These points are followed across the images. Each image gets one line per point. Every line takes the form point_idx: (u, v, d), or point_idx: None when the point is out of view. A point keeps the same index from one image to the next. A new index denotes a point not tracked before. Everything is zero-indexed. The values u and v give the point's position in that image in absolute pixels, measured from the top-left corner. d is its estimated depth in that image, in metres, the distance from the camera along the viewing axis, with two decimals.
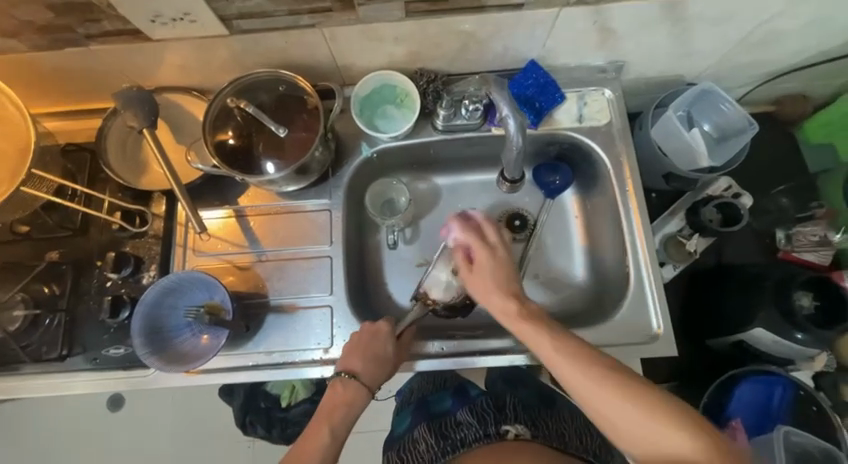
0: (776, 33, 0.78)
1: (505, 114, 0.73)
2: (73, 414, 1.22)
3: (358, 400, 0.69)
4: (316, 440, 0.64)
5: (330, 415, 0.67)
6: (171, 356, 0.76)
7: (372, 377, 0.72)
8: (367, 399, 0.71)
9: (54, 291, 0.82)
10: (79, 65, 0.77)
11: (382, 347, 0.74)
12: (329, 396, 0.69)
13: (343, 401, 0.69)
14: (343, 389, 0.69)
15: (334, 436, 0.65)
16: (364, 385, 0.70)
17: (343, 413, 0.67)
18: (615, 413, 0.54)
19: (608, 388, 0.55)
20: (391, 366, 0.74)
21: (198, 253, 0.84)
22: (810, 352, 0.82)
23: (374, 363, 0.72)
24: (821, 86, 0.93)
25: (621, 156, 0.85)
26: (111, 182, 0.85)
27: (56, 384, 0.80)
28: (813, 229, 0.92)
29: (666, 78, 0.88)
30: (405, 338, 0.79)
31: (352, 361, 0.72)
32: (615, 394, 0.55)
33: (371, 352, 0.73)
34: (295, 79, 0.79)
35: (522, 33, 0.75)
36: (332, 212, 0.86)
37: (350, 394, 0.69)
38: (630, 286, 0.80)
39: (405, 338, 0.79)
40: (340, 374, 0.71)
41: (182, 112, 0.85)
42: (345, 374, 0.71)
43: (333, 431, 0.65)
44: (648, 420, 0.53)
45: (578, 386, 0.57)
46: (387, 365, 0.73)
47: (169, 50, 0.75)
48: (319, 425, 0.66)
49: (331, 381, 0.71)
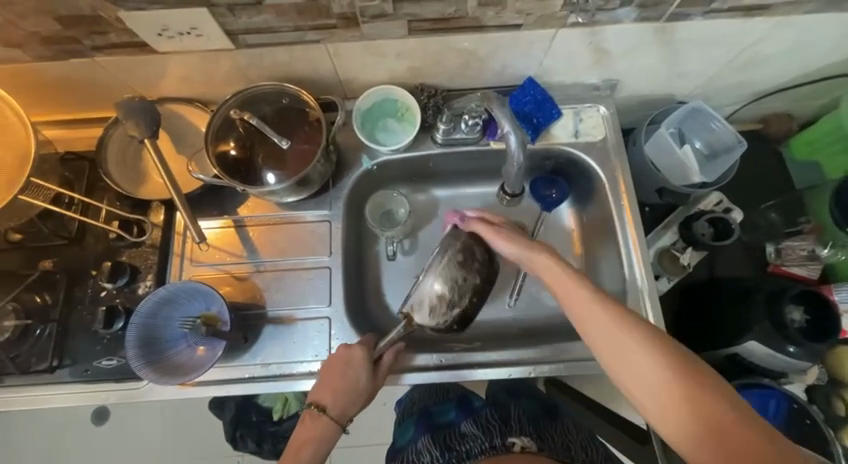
0: (763, 56, 0.81)
1: (506, 131, 0.76)
2: (56, 428, 1.18)
3: (326, 437, 0.67)
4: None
5: (298, 449, 0.65)
6: (165, 368, 0.75)
7: (344, 410, 0.69)
8: (338, 434, 0.68)
9: (46, 301, 0.80)
10: (83, 75, 0.78)
11: (354, 377, 0.71)
12: (297, 432, 0.67)
13: (311, 436, 0.66)
14: (311, 424, 0.67)
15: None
16: (334, 419, 0.68)
17: (312, 449, 0.65)
18: (635, 374, 0.56)
19: (637, 347, 0.56)
20: (364, 399, 0.71)
21: (195, 263, 0.84)
22: (802, 365, 0.83)
23: (346, 396, 0.70)
24: (805, 106, 0.97)
25: (617, 171, 0.87)
26: (110, 190, 0.85)
27: (43, 398, 0.78)
28: (802, 243, 0.94)
29: (657, 96, 0.91)
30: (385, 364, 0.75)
31: (322, 394, 0.69)
32: (639, 355, 0.56)
33: (342, 383, 0.70)
34: (299, 92, 0.80)
35: (520, 52, 0.77)
36: (331, 222, 0.86)
37: (319, 429, 0.67)
38: (626, 299, 0.81)
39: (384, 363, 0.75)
40: (310, 407, 0.69)
41: (184, 122, 0.85)
42: (314, 406, 0.68)
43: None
44: (668, 380, 0.54)
45: (592, 327, 0.60)
46: (359, 397, 0.70)
47: (173, 62, 0.76)
48: (288, 461, 0.64)
49: (302, 413, 0.69)
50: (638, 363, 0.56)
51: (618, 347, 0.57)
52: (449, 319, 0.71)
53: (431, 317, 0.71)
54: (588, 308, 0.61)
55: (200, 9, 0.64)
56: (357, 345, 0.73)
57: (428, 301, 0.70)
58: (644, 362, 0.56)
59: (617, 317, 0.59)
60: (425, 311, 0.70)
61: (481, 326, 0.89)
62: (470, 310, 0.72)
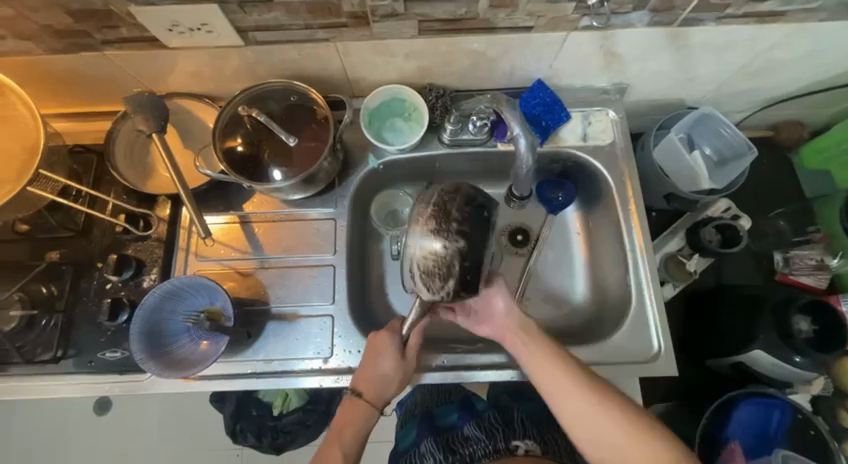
0: (777, 62, 0.80)
1: (515, 133, 0.75)
2: (58, 417, 1.19)
3: (366, 419, 0.70)
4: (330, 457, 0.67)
5: (342, 430, 0.69)
6: (175, 358, 0.76)
7: (378, 396, 0.71)
8: (376, 416, 0.71)
9: (52, 293, 0.81)
10: (93, 69, 0.78)
11: (383, 364, 0.71)
12: (341, 415, 0.70)
13: (352, 419, 0.70)
14: (350, 408, 0.71)
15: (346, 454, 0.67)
16: (371, 404, 0.71)
17: (354, 430, 0.69)
18: (581, 418, 0.62)
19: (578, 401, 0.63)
20: (396, 385, 0.72)
21: (199, 258, 0.84)
22: (808, 376, 0.82)
23: (380, 383, 0.71)
24: (818, 114, 0.96)
25: (624, 175, 0.86)
26: (117, 184, 0.85)
27: (48, 387, 0.79)
28: (810, 253, 0.94)
29: (667, 101, 0.90)
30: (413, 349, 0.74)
31: (358, 380, 0.71)
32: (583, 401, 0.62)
33: (373, 371, 0.71)
34: (308, 90, 0.80)
35: (530, 54, 0.77)
36: (336, 221, 0.86)
37: (358, 413, 0.70)
38: (631, 304, 0.81)
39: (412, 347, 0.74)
40: (350, 392, 0.72)
41: (192, 117, 0.86)
42: (352, 392, 0.72)
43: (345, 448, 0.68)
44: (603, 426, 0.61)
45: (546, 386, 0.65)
46: (391, 383, 0.72)
47: (182, 57, 0.76)
48: (333, 443, 0.68)
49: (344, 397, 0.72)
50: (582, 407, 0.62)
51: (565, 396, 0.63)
52: (449, 287, 0.63)
53: (430, 292, 0.64)
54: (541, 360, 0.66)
55: (211, 6, 0.64)
56: (384, 332, 0.73)
57: (419, 276, 0.64)
58: (588, 406, 0.62)
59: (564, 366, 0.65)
60: (422, 287, 0.64)
61: None
62: (468, 276, 0.62)
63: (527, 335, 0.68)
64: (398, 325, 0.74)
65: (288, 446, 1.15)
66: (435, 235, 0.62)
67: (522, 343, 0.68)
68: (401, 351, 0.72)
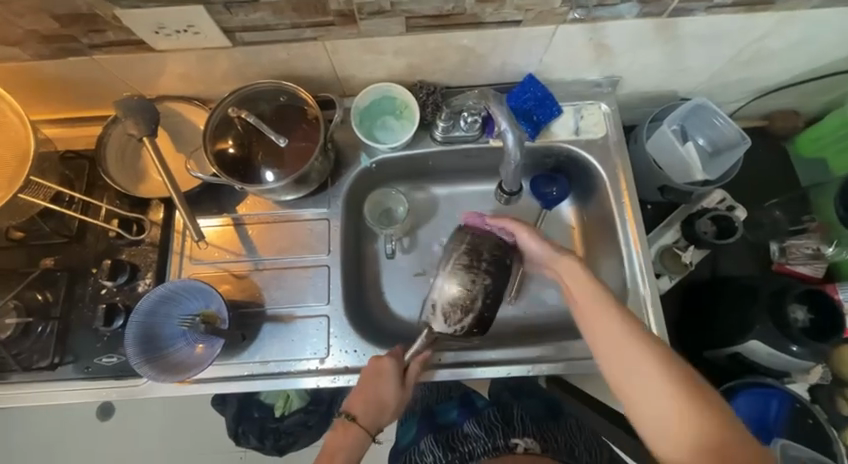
0: (768, 51, 0.80)
1: (503, 128, 0.75)
2: (60, 423, 1.20)
3: (356, 447, 0.67)
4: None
5: (331, 457, 0.65)
6: (170, 363, 0.76)
7: (372, 421, 0.69)
8: (366, 446, 0.68)
9: (48, 299, 0.81)
10: (81, 74, 0.78)
11: (384, 389, 0.71)
12: (330, 441, 0.67)
13: (342, 445, 0.66)
14: (343, 433, 0.68)
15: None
16: (363, 428, 0.68)
17: (340, 460, 0.65)
18: (632, 381, 0.57)
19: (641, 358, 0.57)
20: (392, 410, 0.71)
21: (194, 261, 0.84)
22: (805, 364, 0.82)
23: (375, 407, 0.70)
24: (811, 102, 0.95)
25: (618, 169, 0.86)
26: (109, 189, 0.85)
27: (45, 394, 0.79)
28: (806, 241, 0.93)
29: (660, 93, 0.90)
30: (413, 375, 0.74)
31: (354, 402, 0.70)
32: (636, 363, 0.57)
33: (373, 394, 0.70)
34: (297, 90, 0.79)
35: (520, 48, 0.76)
36: (330, 221, 0.86)
37: (350, 438, 0.67)
38: (627, 299, 0.81)
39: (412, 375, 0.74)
40: (342, 416, 0.69)
41: (183, 120, 0.85)
42: (345, 415, 0.69)
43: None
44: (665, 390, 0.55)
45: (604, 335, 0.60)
46: (387, 409, 0.70)
47: (170, 60, 0.75)
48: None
49: (334, 421, 0.70)
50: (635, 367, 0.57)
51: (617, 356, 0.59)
52: (466, 323, 0.71)
53: (447, 323, 0.72)
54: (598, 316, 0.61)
55: (196, 7, 0.64)
56: (387, 356, 0.73)
57: (442, 308, 0.72)
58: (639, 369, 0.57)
59: (623, 326, 0.59)
60: (440, 318, 0.72)
61: None
62: (485, 313, 0.72)
63: (581, 281, 0.65)
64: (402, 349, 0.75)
65: (290, 448, 1.15)
66: (464, 272, 0.71)
67: (578, 291, 0.65)
68: (402, 376, 0.73)
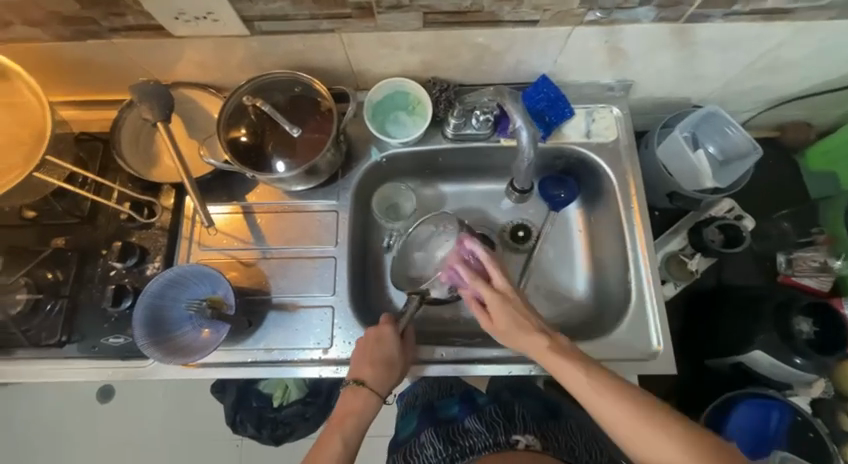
0: (784, 61, 0.79)
1: (518, 125, 0.76)
2: (61, 403, 1.21)
3: (368, 409, 0.69)
4: (328, 447, 0.65)
5: (342, 421, 0.68)
6: (179, 341, 0.77)
7: (382, 384, 0.71)
8: (377, 407, 0.70)
9: (58, 278, 0.82)
10: (100, 57, 0.79)
11: (389, 350, 0.73)
12: (343, 405, 0.69)
13: (353, 409, 0.69)
14: (352, 398, 0.69)
15: (345, 445, 0.66)
16: (374, 391, 0.70)
17: (353, 423, 0.68)
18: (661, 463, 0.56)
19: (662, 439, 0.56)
20: (400, 372, 0.73)
21: (202, 247, 0.85)
22: (808, 377, 0.82)
23: (384, 371, 0.72)
24: (825, 114, 0.95)
25: (627, 173, 0.86)
26: (122, 172, 0.86)
27: (53, 371, 0.80)
28: (814, 254, 0.93)
29: (673, 99, 0.90)
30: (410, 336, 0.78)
31: (362, 367, 0.71)
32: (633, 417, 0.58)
33: (379, 358, 0.72)
34: (312, 81, 0.80)
35: (535, 48, 0.77)
36: (338, 213, 0.87)
37: (361, 402, 0.69)
38: (631, 302, 0.81)
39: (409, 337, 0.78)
40: (350, 382, 0.71)
41: (196, 107, 0.86)
42: (354, 382, 0.70)
43: (344, 439, 0.66)
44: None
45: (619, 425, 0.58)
46: (395, 372, 0.72)
47: (188, 47, 0.76)
48: (333, 433, 0.66)
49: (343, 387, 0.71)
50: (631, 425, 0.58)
51: (612, 413, 0.59)
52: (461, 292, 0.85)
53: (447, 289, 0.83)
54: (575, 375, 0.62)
55: None
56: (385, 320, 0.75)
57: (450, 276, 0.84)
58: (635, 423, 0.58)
59: (623, 404, 0.59)
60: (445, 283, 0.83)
61: (483, 323, 0.89)
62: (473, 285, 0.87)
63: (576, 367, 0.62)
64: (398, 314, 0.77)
65: (286, 439, 1.16)
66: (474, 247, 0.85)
67: (576, 378, 0.62)
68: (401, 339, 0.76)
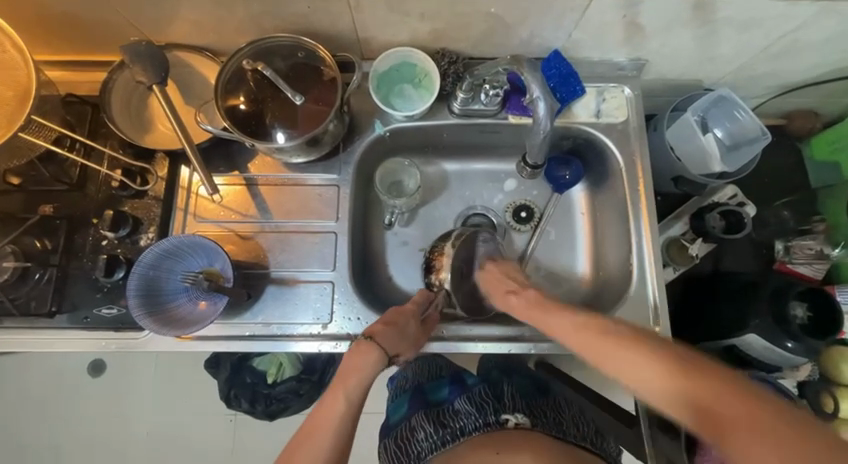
0: (801, 45, 0.78)
1: (536, 96, 0.73)
2: (51, 377, 1.19)
3: (372, 366, 0.62)
4: (330, 409, 0.58)
5: (344, 380, 0.60)
6: (171, 318, 0.75)
7: (392, 346, 0.66)
8: (383, 368, 0.64)
9: (46, 247, 0.78)
10: (88, 13, 0.74)
11: (406, 324, 0.70)
12: (345, 365, 0.62)
13: (356, 364, 0.62)
14: (359, 351, 0.63)
15: (348, 402, 0.58)
16: (383, 350, 0.64)
17: (357, 380, 0.60)
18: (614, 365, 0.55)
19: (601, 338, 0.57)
20: (412, 347, 0.70)
21: (198, 219, 0.82)
22: (797, 361, 0.83)
23: (397, 336, 0.67)
24: (834, 103, 0.95)
25: (635, 155, 0.85)
26: (113, 137, 0.82)
27: (44, 341, 0.78)
28: (812, 242, 0.92)
29: (684, 81, 0.88)
30: (429, 325, 0.75)
31: (376, 327, 0.67)
32: (632, 360, 0.53)
33: (396, 326, 0.68)
34: (316, 47, 0.76)
35: (551, 21, 0.74)
36: (339, 188, 0.84)
37: (365, 356, 0.62)
38: (632, 286, 0.81)
39: (429, 324, 0.75)
40: (358, 339, 0.65)
41: (193, 72, 0.83)
42: (364, 336, 0.65)
43: (348, 398, 0.59)
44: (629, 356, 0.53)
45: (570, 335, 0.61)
46: (408, 342, 0.69)
47: (183, 4, 0.71)
48: (334, 390, 0.59)
49: (348, 346, 0.64)
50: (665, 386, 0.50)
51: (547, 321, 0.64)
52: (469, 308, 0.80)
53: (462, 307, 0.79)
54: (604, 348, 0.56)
55: None
56: (409, 302, 0.74)
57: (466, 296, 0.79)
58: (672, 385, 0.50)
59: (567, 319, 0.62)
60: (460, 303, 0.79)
61: None
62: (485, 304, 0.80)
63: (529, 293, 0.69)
64: (428, 295, 0.77)
65: (280, 415, 1.16)
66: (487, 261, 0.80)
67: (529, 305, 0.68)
68: (421, 321, 0.73)
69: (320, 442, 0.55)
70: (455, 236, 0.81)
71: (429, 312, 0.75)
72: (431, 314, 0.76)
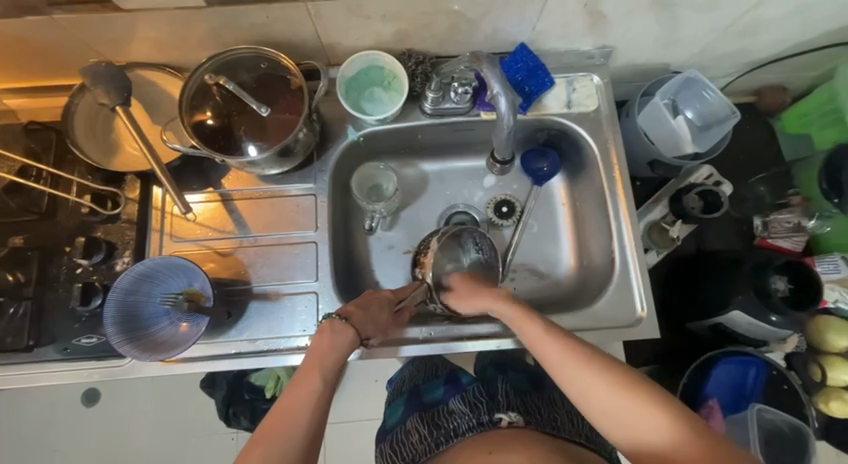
0: (762, 22, 0.79)
1: (496, 92, 0.74)
2: (43, 410, 1.17)
3: (344, 343, 0.61)
4: (305, 386, 0.55)
5: (320, 361, 0.58)
6: (148, 343, 0.73)
7: (364, 329, 0.66)
8: (356, 348, 0.64)
9: (19, 279, 0.76)
10: (42, 38, 0.72)
11: (380, 311, 0.70)
12: (315, 344, 0.60)
13: (332, 347, 0.60)
14: (332, 332, 0.62)
15: (325, 380, 0.57)
16: (357, 332, 0.64)
17: (333, 358, 0.59)
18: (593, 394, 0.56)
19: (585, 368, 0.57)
20: (382, 333, 0.72)
21: (175, 239, 0.81)
22: (782, 333, 0.85)
23: (368, 320, 0.67)
24: (800, 77, 0.96)
25: (609, 142, 0.85)
26: (80, 162, 0.81)
27: (24, 376, 0.76)
28: (789, 216, 0.94)
29: (652, 66, 0.89)
30: (403, 315, 0.76)
31: (348, 308, 0.67)
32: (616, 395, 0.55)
33: (370, 315, 0.69)
34: (278, 57, 0.76)
35: (513, 14, 0.74)
36: (316, 196, 0.83)
37: (339, 338, 0.61)
38: (616, 273, 0.81)
39: (402, 314, 0.76)
40: (332, 318, 0.64)
41: (158, 90, 0.81)
42: (337, 315, 0.65)
43: (324, 375, 0.57)
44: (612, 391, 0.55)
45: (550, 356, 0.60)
46: (378, 328, 0.70)
47: (140, 22, 0.70)
48: (309, 370, 0.57)
49: (320, 325, 0.63)
50: (647, 430, 0.53)
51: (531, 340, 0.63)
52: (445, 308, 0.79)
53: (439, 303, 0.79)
54: (595, 386, 0.56)
55: None
56: (384, 289, 0.74)
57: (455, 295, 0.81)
58: (649, 423, 0.53)
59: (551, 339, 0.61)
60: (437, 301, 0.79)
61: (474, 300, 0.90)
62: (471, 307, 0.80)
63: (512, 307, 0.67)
64: (407, 287, 0.78)
65: None
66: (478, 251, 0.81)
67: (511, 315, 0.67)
68: (394, 310, 0.74)
69: (296, 422, 0.53)
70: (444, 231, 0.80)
71: (403, 304, 0.75)
72: (406, 306, 0.76)
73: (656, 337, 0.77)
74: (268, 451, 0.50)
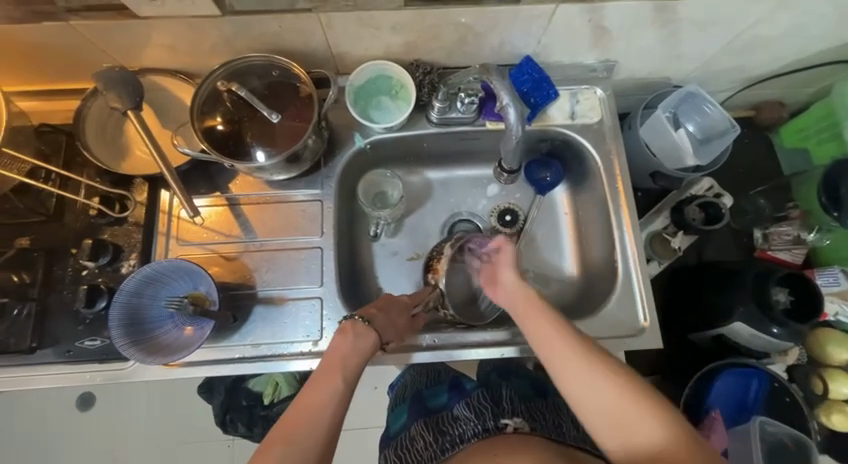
0: (760, 39, 0.81)
1: (505, 103, 0.75)
2: (37, 414, 1.15)
3: (361, 348, 0.62)
4: (323, 388, 0.56)
5: (342, 361, 0.59)
6: (151, 347, 0.73)
7: (385, 332, 0.68)
8: (376, 351, 0.65)
9: (24, 280, 0.77)
10: (56, 43, 0.73)
11: (399, 316, 0.72)
12: (337, 344, 0.61)
13: (353, 348, 0.61)
14: (353, 333, 0.63)
15: (346, 382, 0.57)
16: (378, 335, 0.65)
17: (355, 359, 0.60)
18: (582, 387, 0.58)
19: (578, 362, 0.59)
20: (400, 337, 0.73)
21: (181, 242, 0.81)
22: (784, 345, 0.85)
23: (388, 322, 0.70)
24: (797, 93, 0.99)
25: (612, 153, 0.86)
26: (89, 165, 0.81)
27: (25, 379, 0.75)
28: (788, 229, 0.96)
29: (653, 80, 0.91)
30: (417, 321, 0.77)
31: (371, 311, 0.69)
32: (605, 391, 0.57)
33: (390, 318, 0.70)
34: (289, 65, 0.77)
35: (519, 28, 0.76)
36: (323, 202, 0.84)
37: (361, 339, 0.63)
38: (618, 284, 0.81)
39: (417, 319, 0.77)
40: (354, 319, 0.65)
41: (168, 95, 0.83)
42: (359, 317, 0.65)
43: (346, 377, 0.58)
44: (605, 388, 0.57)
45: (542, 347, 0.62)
46: (397, 331, 0.72)
47: (154, 29, 0.72)
48: (329, 370, 0.57)
49: (342, 326, 0.64)
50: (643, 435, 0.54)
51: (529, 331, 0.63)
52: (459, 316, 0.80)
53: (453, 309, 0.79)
54: (585, 378, 0.58)
55: None
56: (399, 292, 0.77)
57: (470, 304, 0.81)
58: (640, 427, 0.54)
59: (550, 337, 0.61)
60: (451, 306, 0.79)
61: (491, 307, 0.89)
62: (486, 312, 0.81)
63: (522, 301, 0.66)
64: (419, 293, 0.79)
65: None
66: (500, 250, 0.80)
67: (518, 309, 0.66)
68: (410, 315, 0.75)
69: (317, 425, 0.53)
70: (453, 241, 0.80)
71: (419, 309, 0.77)
72: (420, 312, 0.78)
73: (658, 346, 0.77)
74: (287, 450, 0.51)
